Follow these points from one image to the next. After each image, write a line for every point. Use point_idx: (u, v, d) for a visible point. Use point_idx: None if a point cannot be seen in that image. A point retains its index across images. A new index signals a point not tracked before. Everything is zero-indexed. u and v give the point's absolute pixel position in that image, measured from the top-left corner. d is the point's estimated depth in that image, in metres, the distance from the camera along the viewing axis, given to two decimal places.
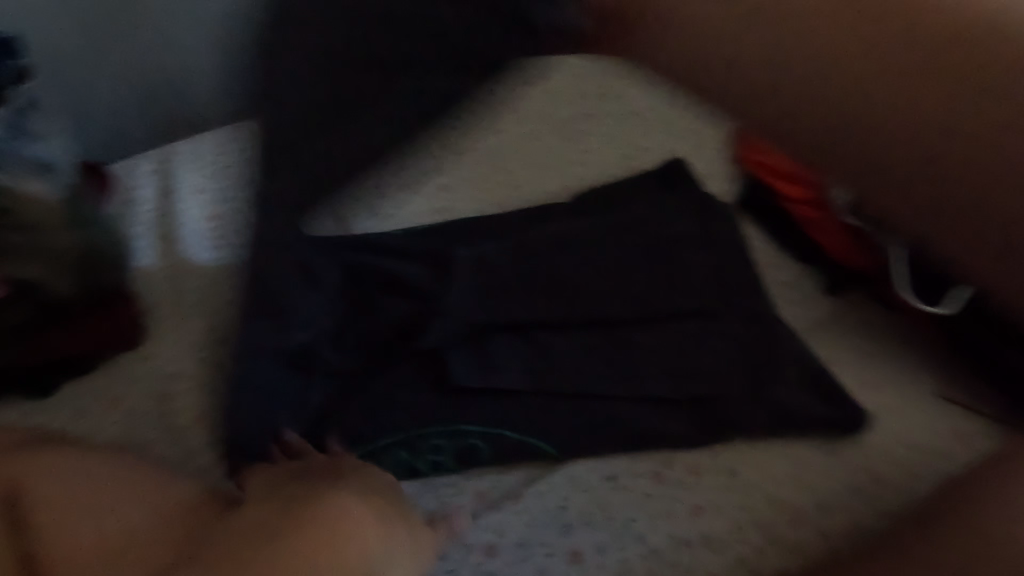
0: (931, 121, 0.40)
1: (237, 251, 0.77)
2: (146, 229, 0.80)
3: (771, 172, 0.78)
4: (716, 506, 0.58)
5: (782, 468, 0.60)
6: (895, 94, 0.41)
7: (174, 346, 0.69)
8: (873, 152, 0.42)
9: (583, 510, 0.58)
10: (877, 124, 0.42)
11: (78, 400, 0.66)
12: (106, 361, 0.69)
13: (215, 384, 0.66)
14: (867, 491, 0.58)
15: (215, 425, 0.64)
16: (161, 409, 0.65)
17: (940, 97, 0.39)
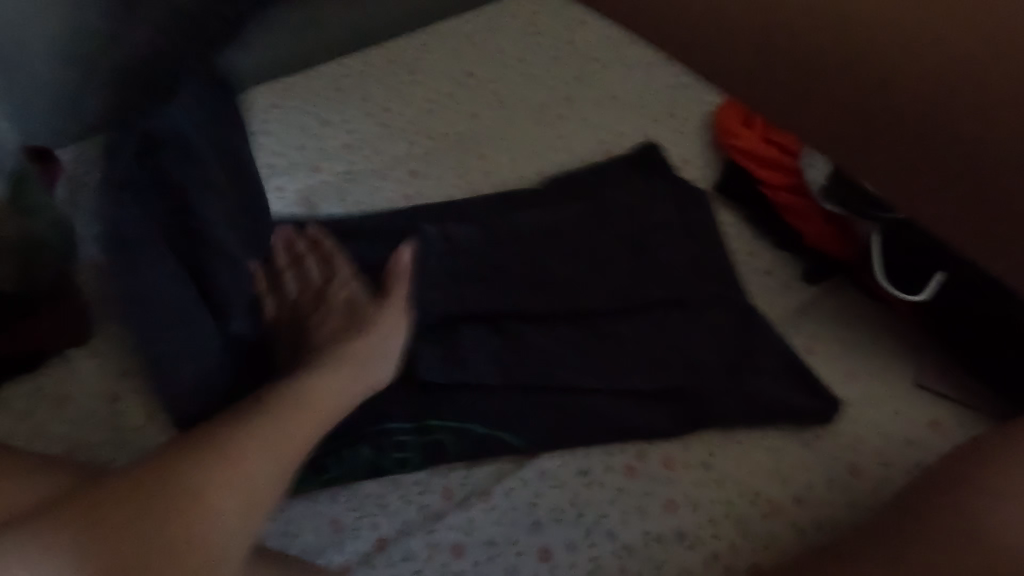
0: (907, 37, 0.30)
1: None
2: (96, 217, 0.76)
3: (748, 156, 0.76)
4: (690, 500, 0.56)
5: (758, 461, 0.58)
6: (899, 18, 0.30)
7: (123, 341, 0.66)
8: (860, 93, 0.31)
9: (554, 507, 0.56)
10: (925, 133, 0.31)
11: (21, 399, 0.62)
12: (51, 357, 0.65)
13: (170, 380, 0.63)
14: (843, 483, 0.57)
15: (167, 423, 0.62)
16: (110, 406, 0.63)
17: (958, 31, 0.29)
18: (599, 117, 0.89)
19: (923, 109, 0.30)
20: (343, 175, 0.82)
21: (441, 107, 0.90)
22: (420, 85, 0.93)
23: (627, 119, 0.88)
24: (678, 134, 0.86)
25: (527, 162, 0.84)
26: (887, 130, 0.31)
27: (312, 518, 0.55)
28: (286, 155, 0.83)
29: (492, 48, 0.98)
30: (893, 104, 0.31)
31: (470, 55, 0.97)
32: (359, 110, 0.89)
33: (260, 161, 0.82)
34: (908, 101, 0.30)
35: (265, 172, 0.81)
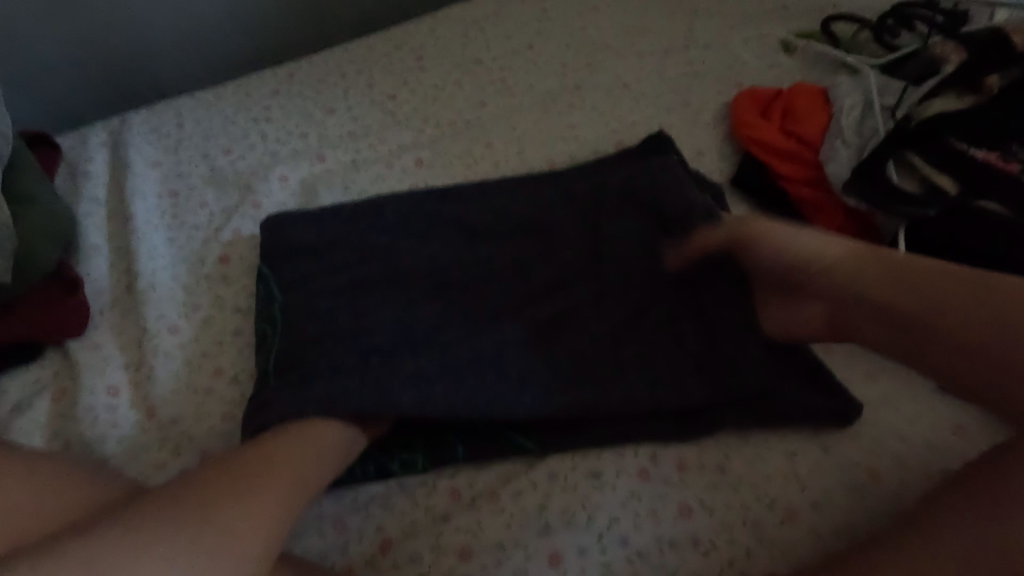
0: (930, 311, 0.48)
1: (193, 232, 0.72)
2: (95, 204, 0.74)
3: (766, 148, 0.74)
4: (704, 505, 0.55)
5: (775, 465, 0.57)
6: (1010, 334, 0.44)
7: (123, 333, 0.64)
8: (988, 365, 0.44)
9: (564, 509, 0.54)
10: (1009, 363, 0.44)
11: (15, 391, 0.60)
12: (47, 349, 0.63)
13: (169, 373, 0.61)
14: (864, 489, 0.55)
15: (163, 418, 0.59)
16: (107, 398, 0.59)
17: (967, 300, 0.46)
18: (611, 106, 0.86)
19: (872, 298, 0.52)
20: (347, 163, 0.79)
21: (447, 94, 0.88)
22: (427, 72, 0.90)
23: (639, 109, 0.85)
24: (692, 124, 0.83)
25: (536, 151, 0.81)
26: (881, 314, 0.51)
27: (316, 520, 0.54)
28: (289, 143, 0.81)
29: (501, 34, 0.95)
30: (836, 287, 0.54)
31: (478, 42, 0.94)
32: (364, 97, 0.87)
33: (263, 149, 0.80)
34: (867, 304, 0.52)
35: (268, 160, 0.79)
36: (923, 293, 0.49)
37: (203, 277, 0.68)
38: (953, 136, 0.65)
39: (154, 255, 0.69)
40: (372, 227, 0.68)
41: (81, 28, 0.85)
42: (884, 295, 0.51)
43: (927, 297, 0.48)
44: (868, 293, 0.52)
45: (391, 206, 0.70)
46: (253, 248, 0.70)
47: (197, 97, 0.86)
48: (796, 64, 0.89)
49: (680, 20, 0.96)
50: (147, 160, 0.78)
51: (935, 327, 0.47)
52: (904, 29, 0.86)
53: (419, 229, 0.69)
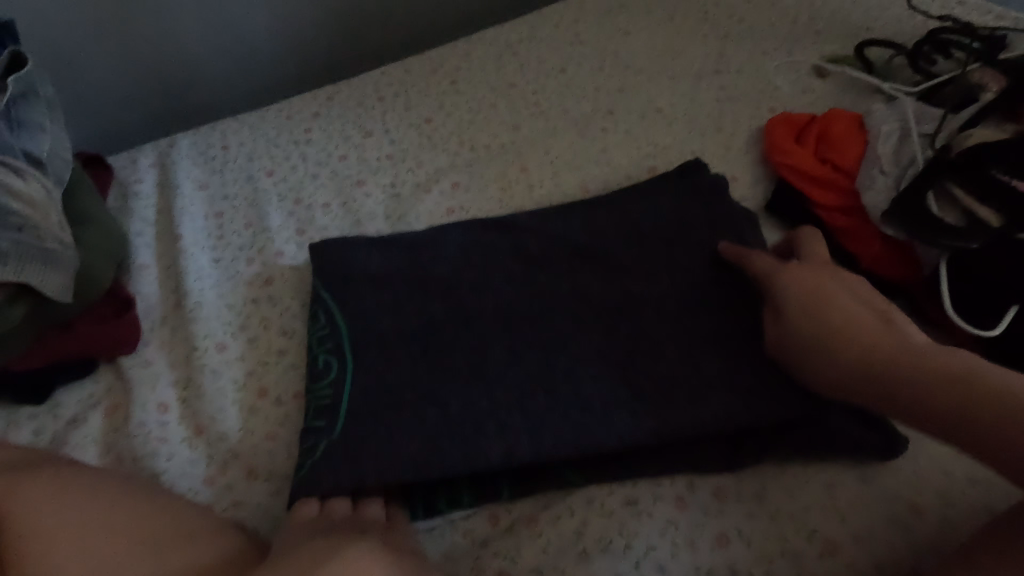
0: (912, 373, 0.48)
1: (238, 253, 0.74)
2: (145, 224, 0.77)
3: (800, 175, 0.75)
4: (742, 535, 0.55)
5: (813, 496, 0.56)
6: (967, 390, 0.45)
7: (172, 350, 0.66)
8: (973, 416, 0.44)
9: (601, 536, 0.55)
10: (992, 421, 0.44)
11: (71, 406, 0.63)
12: (102, 364, 0.65)
13: (215, 390, 0.63)
14: (905, 523, 0.55)
15: (211, 435, 0.60)
16: (158, 414, 0.61)
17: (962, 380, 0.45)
18: (644, 131, 0.87)
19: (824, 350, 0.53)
20: (386, 186, 0.81)
21: (482, 118, 0.89)
22: (462, 96, 0.92)
23: (672, 133, 0.86)
24: (725, 149, 0.84)
25: (570, 175, 0.83)
26: (835, 365, 0.52)
27: None
28: (329, 165, 0.83)
29: (534, 59, 0.97)
30: (805, 332, 0.55)
31: (512, 66, 0.96)
32: (401, 121, 0.89)
33: (304, 170, 0.83)
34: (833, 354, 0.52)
35: (309, 182, 0.81)
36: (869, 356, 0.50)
37: (249, 296, 0.70)
38: (999, 167, 0.64)
39: (202, 274, 0.72)
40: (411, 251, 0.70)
41: (133, 53, 0.89)
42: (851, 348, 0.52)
43: (873, 352, 0.50)
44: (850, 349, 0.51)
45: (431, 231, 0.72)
46: (296, 269, 0.72)
47: (242, 119, 0.89)
48: (828, 89, 0.90)
49: (711, 44, 0.97)
50: (194, 181, 0.81)
51: (896, 390, 0.48)
52: (940, 54, 0.85)
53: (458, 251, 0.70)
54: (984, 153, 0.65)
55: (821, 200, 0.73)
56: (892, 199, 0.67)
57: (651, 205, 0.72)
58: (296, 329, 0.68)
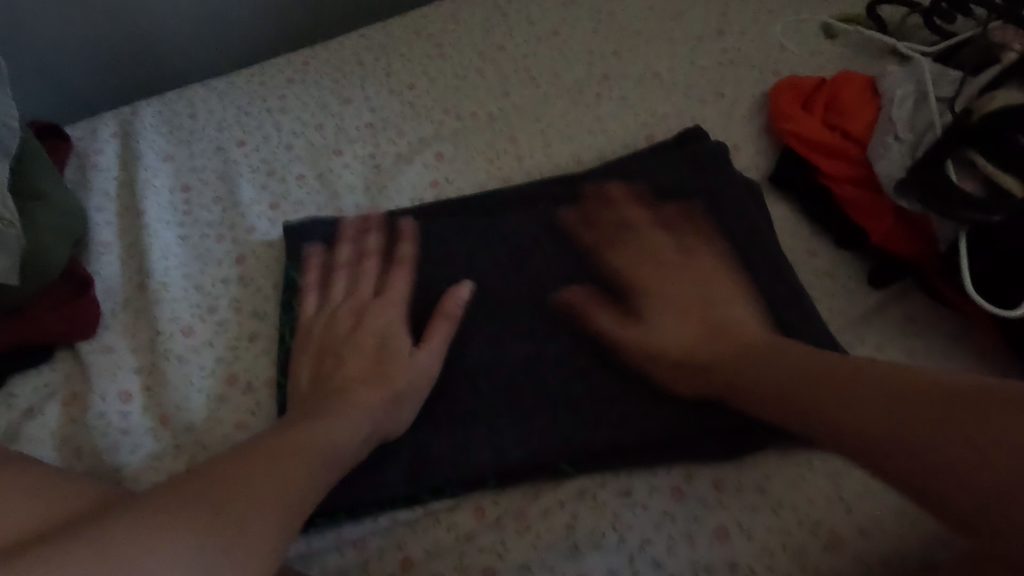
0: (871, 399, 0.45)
1: (205, 230, 0.69)
2: (105, 199, 0.72)
3: (808, 143, 0.69)
4: (743, 527, 0.51)
5: (818, 486, 0.53)
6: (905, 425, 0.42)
7: (135, 336, 0.62)
8: (909, 439, 0.42)
9: (593, 531, 0.52)
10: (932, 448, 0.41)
11: (26, 395, 0.59)
12: (59, 350, 0.61)
13: (182, 379, 0.59)
14: (916, 515, 0.51)
15: (179, 428, 0.56)
16: (120, 406, 0.57)
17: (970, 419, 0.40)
18: (641, 97, 0.81)
19: (780, 405, 0.49)
20: (365, 157, 0.76)
21: (468, 85, 0.83)
22: (447, 60, 0.86)
23: (671, 99, 0.81)
24: (728, 116, 0.78)
25: (561, 145, 0.77)
26: (806, 419, 0.48)
27: (337, 545, 0.52)
28: (304, 135, 0.78)
29: (524, 19, 0.90)
30: (759, 359, 0.52)
31: (501, 28, 0.89)
32: (381, 87, 0.83)
33: (277, 140, 0.77)
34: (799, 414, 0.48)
35: (283, 153, 0.76)
36: (855, 415, 0.45)
37: (218, 277, 0.66)
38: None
39: (166, 253, 0.67)
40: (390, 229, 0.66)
41: (90, 13, 0.82)
42: (825, 410, 0.47)
43: (861, 408, 0.45)
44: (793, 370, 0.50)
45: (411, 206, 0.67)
46: (268, 248, 0.67)
47: (209, 86, 0.83)
48: (838, 52, 0.84)
49: (714, 3, 0.90)
50: (159, 153, 0.76)
51: (887, 451, 0.43)
52: (960, 12, 0.79)
53: (442, 229, 0.66)
54: (1010, 118, 0.60)
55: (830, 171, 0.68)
56: (908, 168, 0.62)
57: (650, 178, 0.68)
58: (269, 312, 0.63)
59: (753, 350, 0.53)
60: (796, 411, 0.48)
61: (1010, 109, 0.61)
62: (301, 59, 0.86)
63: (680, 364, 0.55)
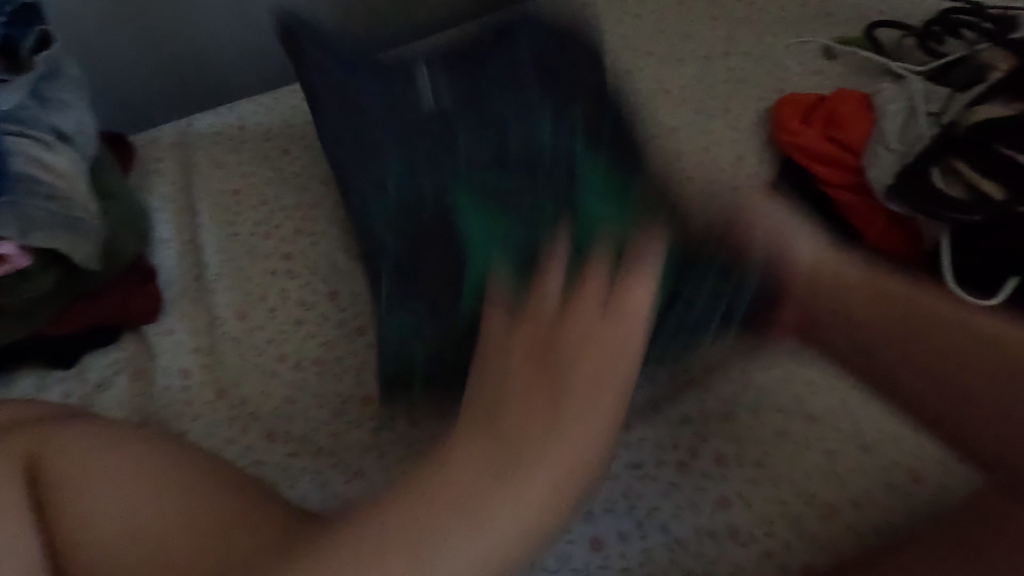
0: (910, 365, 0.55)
1: (255, 229, 0.77)
2: (166, 200, 0.80)
3: (806, 154, 0.76)
4: (743, 498, 0.56)
5: (815, 463, 0.58)
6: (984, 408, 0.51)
7: (192, 321, 0.69)
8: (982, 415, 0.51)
9: (606, 498, 0.57)
10: (988, 429, 0.51)
11: (97, 370, 0.66)
12: (125, 332, 0.68)
13: (237, 359, 0.66)
14: (903, 489, 0.56)
15: (238, 402, 0.63)
16: (182, 382, 0.64)
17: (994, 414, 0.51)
18: (653, 112, 0.88)
19: (907, 319, 0.56)
20: None
21: None
22: None
23: (681, 114, 0.87)
24: (734, 129, 0.85)
25: None
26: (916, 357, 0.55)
27: (373, 500, 0.58)
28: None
29: None
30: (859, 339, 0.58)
31: None
32: None
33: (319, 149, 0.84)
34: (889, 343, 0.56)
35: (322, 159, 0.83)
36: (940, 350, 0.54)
37: (268, 270, 0.72)
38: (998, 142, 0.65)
39: (220, 248, 0.74)
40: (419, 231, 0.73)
41: (154, 33, 0.91)
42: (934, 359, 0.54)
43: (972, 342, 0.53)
44: (880, 333, 0.57)
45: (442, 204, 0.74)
46: (312, 246, 0.74)
47: (258, 101, 0.91)
48: (837, 71, 0.90)
49: (721, 27, 0.97)
50: (213, 161, 0.84)
51: (946, 373, 0.53)
52: (950, 35, 0.85)
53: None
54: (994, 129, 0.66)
55: (828, 178, 0.74)
56: (896, 175, 0.68)
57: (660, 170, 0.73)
58: (313, 299, 0.70)
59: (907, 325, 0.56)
60: (924, 386, 0.54)
61: (989, 123, 0.67)
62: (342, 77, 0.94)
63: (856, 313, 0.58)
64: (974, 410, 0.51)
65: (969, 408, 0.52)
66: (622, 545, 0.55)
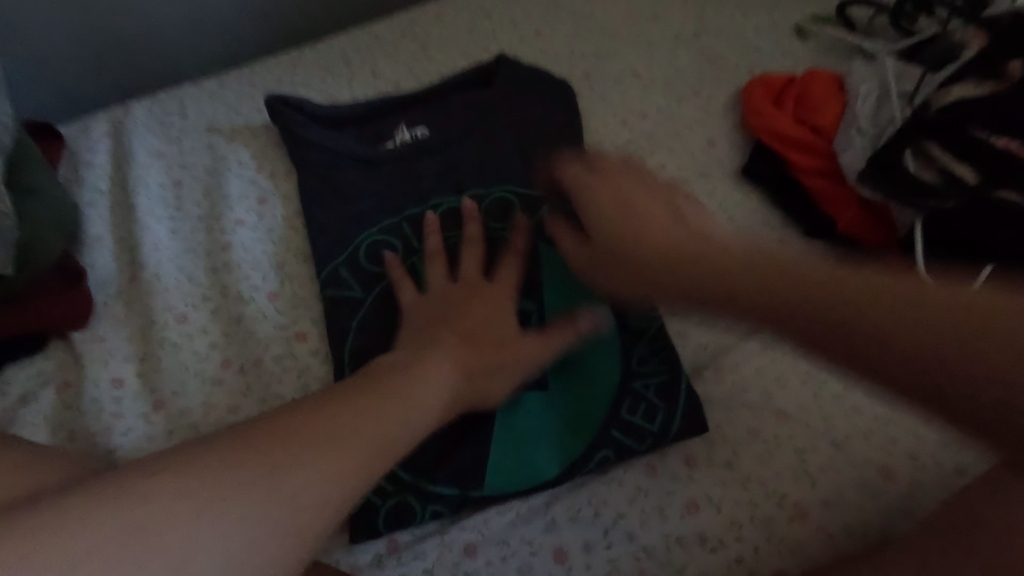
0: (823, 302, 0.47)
1: (196, 224, 0.71)
2: (98, 194, 0.74)
3: (777, 139, 0.73)
4: (712, 502, 0.54)
5: (786, 462, 0.55)
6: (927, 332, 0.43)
7: (126, 325, 0.64)
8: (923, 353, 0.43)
9: (570, 507, 0.54)
10: (923, 336, 0.44)
11: (20, 382, 0.60)
12: (52, 339, 0.63)
13: (175, 367, 0.61)
14: (876, 487, 0.54)
15: (176, 413, 0.58)
16: (113, 392, 0.59)
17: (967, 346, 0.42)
18: (620, 95, 0.84)
19: (788, 293, 0.50)
20: None
21: None
22: (432, 62, 0.89)
23: (649, 98, 0.83)
24: (704, 112, 0.81)
25: None
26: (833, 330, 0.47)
27: None
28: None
29: (507, 20, 0.93)
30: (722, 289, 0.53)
31: (486, 28, 0.92)
32: (370, 88, 0.86)
33: (266, 137, 0.79)
34: (809, 298, 0.49)
35: (270, 147, 0.78)
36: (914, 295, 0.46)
37: (210, 268, 0.67)
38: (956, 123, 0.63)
39: (158, 245, 0.69)
40: (373, 224, 0.68)
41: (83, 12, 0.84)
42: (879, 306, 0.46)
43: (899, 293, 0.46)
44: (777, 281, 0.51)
45: (398, 195, 0.70)
46: (258, 242, 0.69)
47: (200, 85, 0.85)
48: (809, 52, 0.87)
49: (691, 6, 0.93)
50: (150, 150, 0.78)
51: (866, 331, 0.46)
52: (922, 13, 0.83)
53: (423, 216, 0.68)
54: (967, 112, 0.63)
55: (799, 164, 0.72)
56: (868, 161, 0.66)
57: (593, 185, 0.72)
58: (256, 298, 0.65)
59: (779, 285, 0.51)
60: (884, 337, 0.45)
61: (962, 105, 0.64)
62: (291, 60, 0.88)
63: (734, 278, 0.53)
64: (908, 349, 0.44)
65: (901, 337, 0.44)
66: (587, 556, 0.52)
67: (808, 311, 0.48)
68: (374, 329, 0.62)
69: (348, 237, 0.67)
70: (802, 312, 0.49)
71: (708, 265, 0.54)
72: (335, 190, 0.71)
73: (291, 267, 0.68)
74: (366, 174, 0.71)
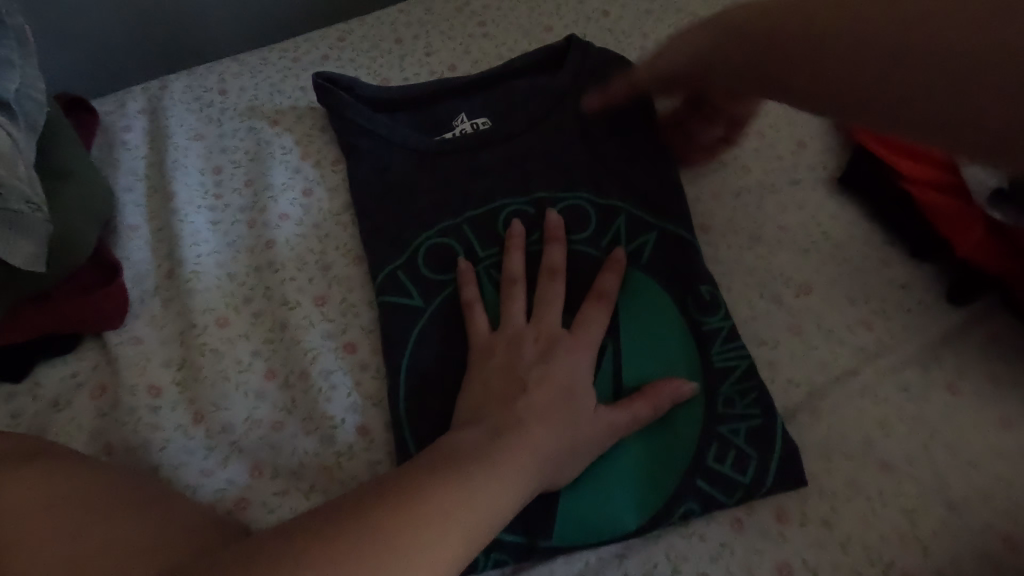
0: (872, 51, 0.42)
1: (237, 216, 0.66)
2: (134, 178, 0.69)
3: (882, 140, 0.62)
4: (808, 565, 0.48)
5: (892, 522, 0.49)
6: (955, 68, 0.38)
7: (164, 325, 0.59)
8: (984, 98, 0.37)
9: (646, 560, 0.48)
10: (968, 100, 0.38)
11: (52, 385, 0.56)
12: (86, 339, 0.59)
13: (215, 375, 0.56)
14: (997, 558, 0.48)
15: (217, 428, 0.54)
16: (150, 401, 0.55)
17: (971, 65, 0.38)
18: None
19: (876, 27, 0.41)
20: None
21: None
22: (491, 40, 0.81)
23: None
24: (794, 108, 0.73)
25: None
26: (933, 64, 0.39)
27: None
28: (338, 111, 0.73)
29: None
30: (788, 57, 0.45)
31: (549, 4, 0.84)
32: (422, 67, 0.78)
33: (312, 121, 0.72)
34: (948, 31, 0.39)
35: (317, 133, 0.71)
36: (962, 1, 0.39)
37: (253, 266, 0.62)
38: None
39: (197, 238, 0.64)
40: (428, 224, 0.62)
41: None
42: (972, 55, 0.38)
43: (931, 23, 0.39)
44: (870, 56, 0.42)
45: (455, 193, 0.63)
46: (304, 239, 0.64)
47: (241, 61, 0.79)
48: None
49: None
50: (189, 131, 0.72)
51: (919, 63, 0.40)
52: None
53: (483, 222, 0.62)
54: None
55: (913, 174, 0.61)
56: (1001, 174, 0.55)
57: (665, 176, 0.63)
58: (300, 302, 0.60)
59: (822, 43, 0.44)
60: (924, 76, 0.40)
61: None
62: (339, 35, 0.81)
63: (776, 53, 0.46)
64: (1000, 99, 0.37)
65: (966, 93, 0.38)
66: None
67: (947, 43, 0.39)
68: (430, 346, 0.56)
69: (401, 240, 0.61)
70: (975, 82, 0.38)
71: (820, 3, 0.44)
72: (387, 185, 0.65)
73: (339, 268, 0.62)
74: (421, 168, 0.65)
